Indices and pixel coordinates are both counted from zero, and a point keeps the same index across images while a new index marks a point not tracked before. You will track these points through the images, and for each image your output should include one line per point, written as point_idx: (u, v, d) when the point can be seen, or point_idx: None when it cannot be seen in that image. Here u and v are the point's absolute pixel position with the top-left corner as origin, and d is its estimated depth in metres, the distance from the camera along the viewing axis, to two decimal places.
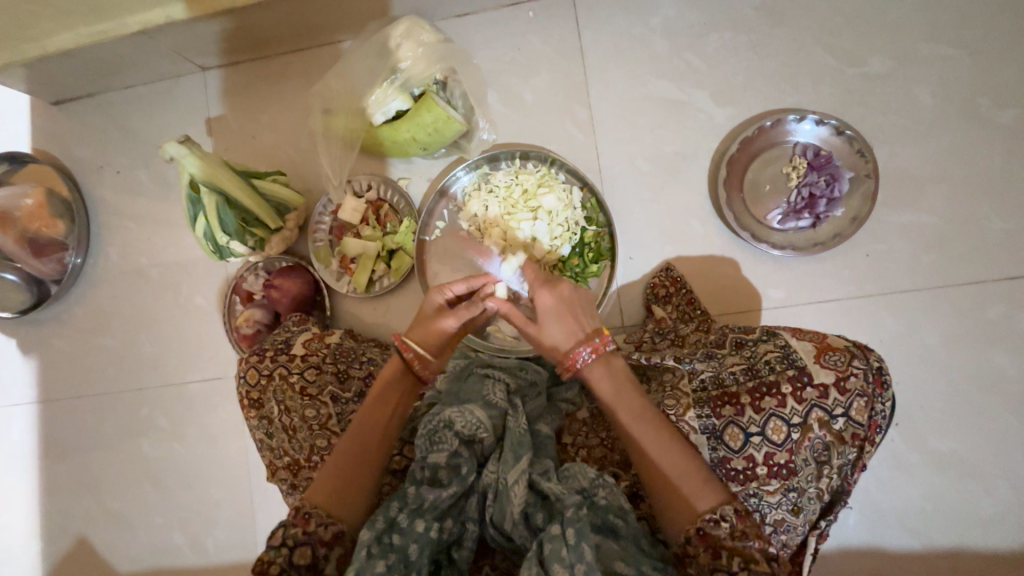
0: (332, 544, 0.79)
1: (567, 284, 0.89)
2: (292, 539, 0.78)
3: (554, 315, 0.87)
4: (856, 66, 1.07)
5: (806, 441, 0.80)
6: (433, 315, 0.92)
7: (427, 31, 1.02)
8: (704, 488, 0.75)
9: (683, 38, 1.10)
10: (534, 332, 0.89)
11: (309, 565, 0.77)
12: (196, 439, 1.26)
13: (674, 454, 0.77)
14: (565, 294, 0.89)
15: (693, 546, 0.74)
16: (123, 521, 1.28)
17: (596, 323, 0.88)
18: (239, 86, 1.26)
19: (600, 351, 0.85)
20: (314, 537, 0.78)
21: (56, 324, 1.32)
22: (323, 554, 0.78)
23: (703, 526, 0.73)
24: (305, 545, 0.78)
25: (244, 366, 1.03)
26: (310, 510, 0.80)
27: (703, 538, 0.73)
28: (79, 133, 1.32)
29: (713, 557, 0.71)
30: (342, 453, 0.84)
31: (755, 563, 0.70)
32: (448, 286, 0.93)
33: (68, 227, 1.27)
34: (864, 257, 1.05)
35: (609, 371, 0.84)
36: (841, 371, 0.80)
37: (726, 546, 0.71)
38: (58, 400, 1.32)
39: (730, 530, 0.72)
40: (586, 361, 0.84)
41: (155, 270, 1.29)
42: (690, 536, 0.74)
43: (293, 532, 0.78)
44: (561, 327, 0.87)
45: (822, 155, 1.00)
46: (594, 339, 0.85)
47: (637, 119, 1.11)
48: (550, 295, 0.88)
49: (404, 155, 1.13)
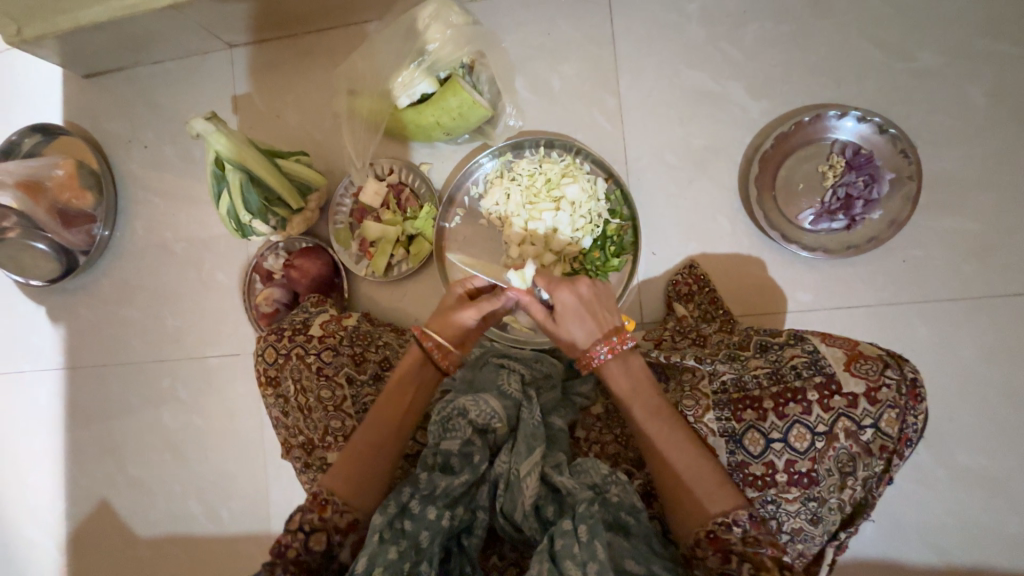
0: (346, 531, 0.81)
1: (587, 283, 0.86)
2: (307, 525, 0.79)
3: (575, 314, 0.85)
4: (904, 61, 1.01)
5: (831, 451, 0.77)
6: (452, 307, 0.91)
7: (456, 12, 0.99)
8: (718, 492, 0.74)
9: (720, 26, 1.06)
10: (550, 327, 0.87)
11: (323, 551, 0.79)
12: (214, 412, 1.29)
13: (687, 456, 0.76)
14: (584, 292, 0.86)
15: (701, 549, 0.72)
16: (143, 487, 1.32)
17: (616, 322, 0.86)
18: (265, 64, 1.26)
19: (616, 351, 0.83)
20: (329, 524, 0.79)
21: (83, 293, 1.35)
22: (337, 541, 0.80)
23: (713, 530, 0.72)
24: (320, 531, 0.79)
25: (262, 344, 1.05)
26: (327, 497, 0.81)
27: (712, 543, 0.71)
28: (109, 107, 1.33)
29: (722, 561, 0.69)
30: (361, 440, 0.85)
31: (766, 571, 0.67)
32: (469, 280, 0.94)
33: (97, 198, 1.29)
34: (899, 263, 1.01)
35: (626, 369, 0.83)
36: (873, 380, 0.77)
37: (737, 552, 0.69)
38: (84, 367, 1.36)
39: (741, 536, 0.71)
40: (603, 360, 0.83)
41: (178, 246, 1.31)
42: (699, 539, 0.72)
43: (309, 517, 0.80)
44: (579, 326, 0.85)
45: (862, 155, 0.96)
46: (611, 339, 0.83)
47: (667, 110, 1.08)
48: (569, 293, 0.85)
49: (427, 140, 1.12)
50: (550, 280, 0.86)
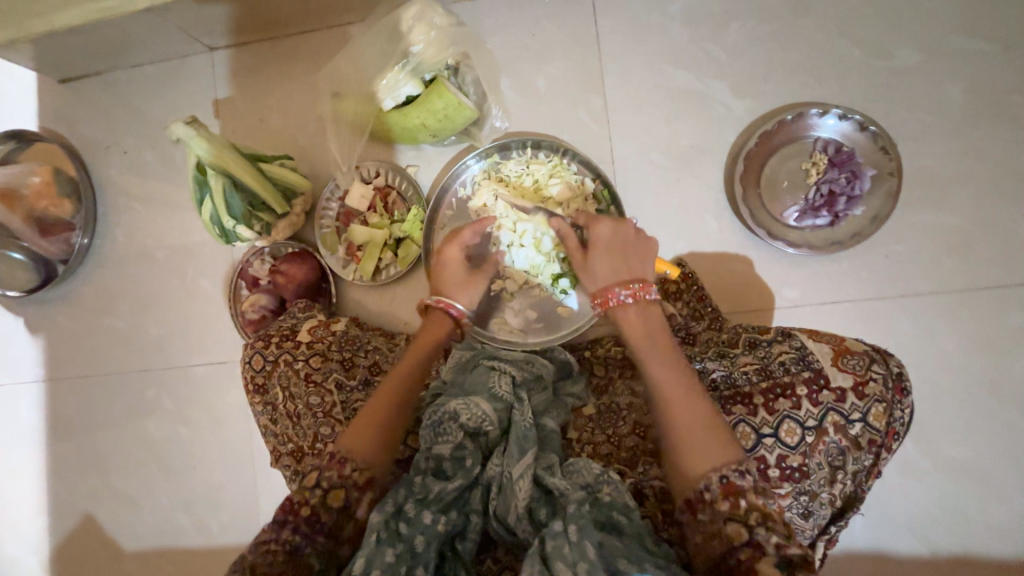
0: (364, 488, 0.81)
1: (628, 225, 0.90)
2: (325, 482, 0.79)
3: (609, 249, 0.88)
4: (883, 60, 1.03)
5: (820, 445, 0.77)
6: (459, 267, 0.96)
7: (439, 13, 0.99)
8: (726, 442, 0.73)
9: (703, 26, 1.07)
10: (581, 265, 0.90)
11: (341, 507, 0.79)
12: (201, 421, 1.27)
13: (695, 406, 0.76)
14: (622, 232, 0.89)
15: (710, 495, 0.71)
16: (129, 500, 1.30)
17: (643, 271, 0.87)
18: (247, 67, 1.24)
19: (639, 297, 0.84)
20: (347, 481, 0.80)
21: (63, 303, 1.32)
22: (355, 498, 0.80)
23: (725, 476, 0.71)
24: (338, 488, 0.79)
25: (250, 351, 1.05)
26: (345, 455, 0.81)
27: (724, 487, 0.70)
28: (87, 112, 1.31)
29: (731, 506, 0.69)
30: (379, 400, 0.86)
31: (772, 518, 0.68)
32: (460, 239, 0.96)
33: (75, 206, 1.27)
34: (882, 259, 1.02)
35: (643, 318, 0.83)
36: (860, 375, 0.78)
37: (748, 499, 0.69)
38: (64, 378, 1.33)
39: (751, 483, 0.70)
40: (622, 303, 0.84)
41: (160, 252, 1.28)
42: (712, 485, 0.71)
43: (327, 476, 0.80)
44: (607, 264, 0.87)
45: (845, 152, 0.98)
46: (634, 284, 0.84)
47: (653, 109, 1.08)
48: (607, 228, 0.89)
49: (412, 142, 1.11)
50: (591, 216, 0.92)
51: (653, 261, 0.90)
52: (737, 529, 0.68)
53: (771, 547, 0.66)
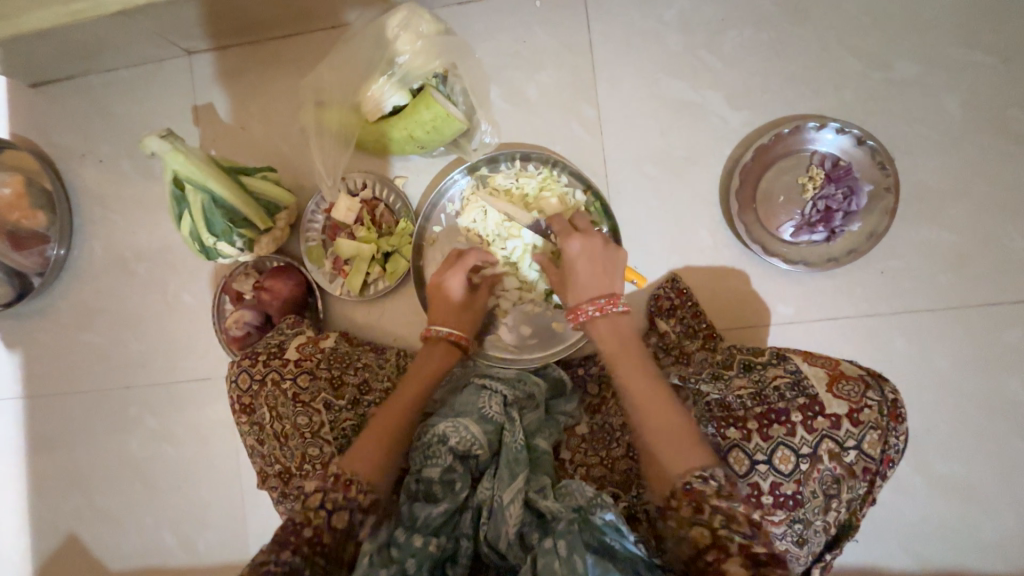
0: (368, 510, 0.75)
1: (600, 239, 0.88)
2: (331, 503, 0.72)
3: (579, 264, 0.86)
4: (882, 71, 1.01)
5: (815, 473, 0.76)
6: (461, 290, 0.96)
7: (427, 21, 0.95)
8: (692, 447, 0.71)
9: (700, 34, 1.04)
10: (560, 284, 0.90)
11: (344, 529, 0.72)
12: (186, 438, 1.24)
13: (664, 409, 0.74)
14: (594, 247, 0.87)
15: (676, 499, 0.68)
16: (113, 519, 1.27)
17: (614, 287, 0.85)
18: (228, 72, 1.19)
19: (605, 311, 0.83)
20: (354, 502, 0.74)
21: (40, 318, 1.28)
22: (360, 520, 0.74)
23: (689, 481, 0.67)
24: (343, 510, 0.73)
25: (235, 369, 1.02)
26: (353, 476, 0.75)
27: (687, 493, 0.67)
28: (60, 118, 1.25)
29: (695, 511, 0.66)
30: (384, 418, 0.83)
31: (738, 524, 0.64)
32: (468, 263, 0.96)
33: (50, 218, 1.22)
34: (878, 274, 1.01)
35: (613, 327, 0.83)
36: (855, 402, 0.78)
37: (711, 504, 0.65)
38: (42, 395, 1.29)
39: (716, 489, 0.66)
40: (588, 318, 0.83)
41: (140, 266, 1.24)
42: (675, 491, 0.68)
43: (333, 496, 0.73)
44: (581, 279, 0.85)
45: (841, 167, 0.96)
46: (600, 300, 0.83)
47: (648, 120, 1.06)
48: (578, 243, 0.87)
49: (401, 154, 1.07)
50: (565, 229, 0.89)
51: (621, 272, 0.88)
52: (701, 534, 0.64)
53: (735, 547, 0.62)
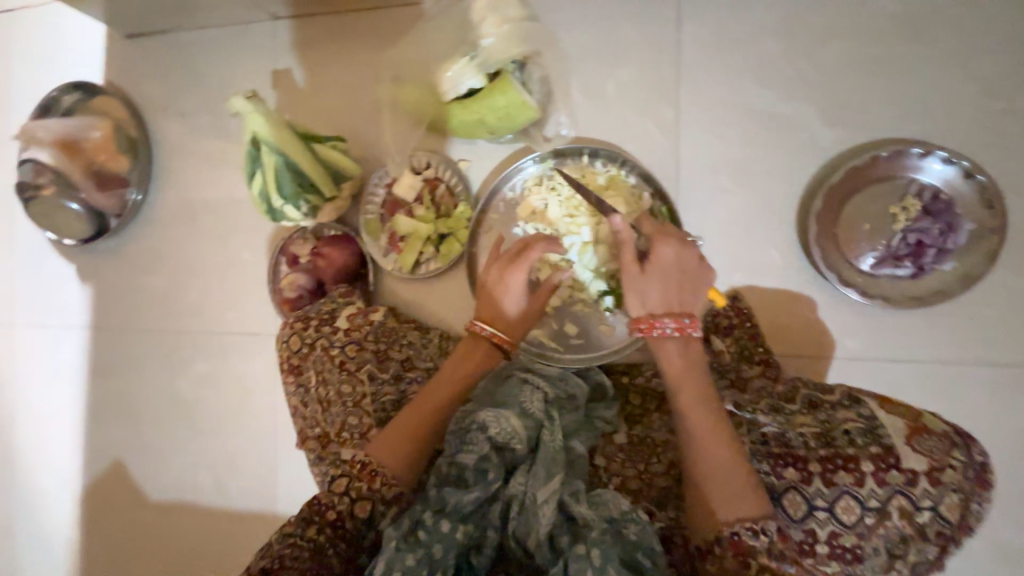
0: (390, 503, 0.84)
1: (693, 249, 0.82)
2: (354, 491, 0.84)
3: (666, 272, 0.81)
4: (1001, 99, 0.92)
5: (880, 529, 0.72)
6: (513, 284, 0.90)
7: (513, 5, 0.93)
8: (746, 495, 0.70)
9: (798, 41, 0.97)
10: (634, 276, 0.81)
11: (365, 517, 0.84)
12: (231, 387, 1.29)
13: (722, 450, 0.72)
14: (685, 260, 0.81)
15: (719, 548, 0.70)
16: (157, 452, 1.34)
17: (695, 306, 0.81)
18: (309, 39, 1.21)
19: (685, 332, 0.79)
20: (376, 495, 0.84)
21: (112, 256, 1.36)
22: (381, 510, 0.84)
23: (737, 533, 0.69)
24: (366, 498, 0.84)
25: (287, 331, 1.06)
26: (377, 468, 0.84)
27: (733, 544, 0.69)
28: (151, 69, 1.31)
29: (741, 565, 0.68)
30: (411, 415, 0.88)
31: None
32: (526, 255, 0.90)
33: (132, 164, 1.29)
34: (963, 320, 0.93)
35: (681, 351, 0.79)
36: (936, 459, 0.72)
37: (758, 560, 0.68)
38: (107, 328, 1.37)
39: (766, 546, 0.68)
40: (665, 335, 0.79)
41: (207, 218, 1.30)
42: (721, 539, 0.70)
43: (358, 485, 0.84)
44: (657, 288, 0.81)
45: (941, 201, 0.90)
46: (681, 318, 0.79)
47: (729, 127, 1.00)
48: (671, 250, 0.81)
49: (468, 136, 1.06)
50: (661, 231, 0.83)
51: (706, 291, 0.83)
52: None
53: None
